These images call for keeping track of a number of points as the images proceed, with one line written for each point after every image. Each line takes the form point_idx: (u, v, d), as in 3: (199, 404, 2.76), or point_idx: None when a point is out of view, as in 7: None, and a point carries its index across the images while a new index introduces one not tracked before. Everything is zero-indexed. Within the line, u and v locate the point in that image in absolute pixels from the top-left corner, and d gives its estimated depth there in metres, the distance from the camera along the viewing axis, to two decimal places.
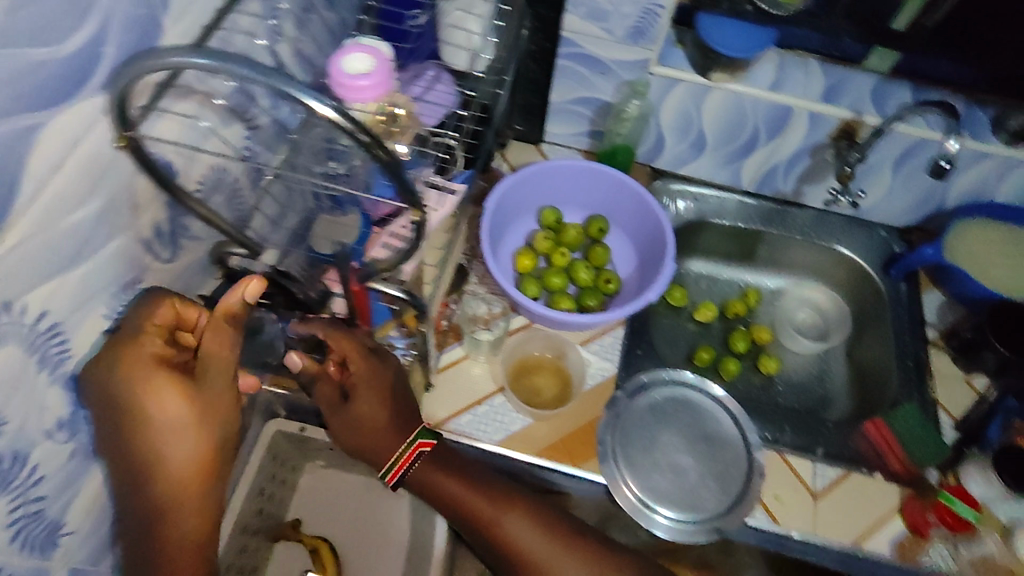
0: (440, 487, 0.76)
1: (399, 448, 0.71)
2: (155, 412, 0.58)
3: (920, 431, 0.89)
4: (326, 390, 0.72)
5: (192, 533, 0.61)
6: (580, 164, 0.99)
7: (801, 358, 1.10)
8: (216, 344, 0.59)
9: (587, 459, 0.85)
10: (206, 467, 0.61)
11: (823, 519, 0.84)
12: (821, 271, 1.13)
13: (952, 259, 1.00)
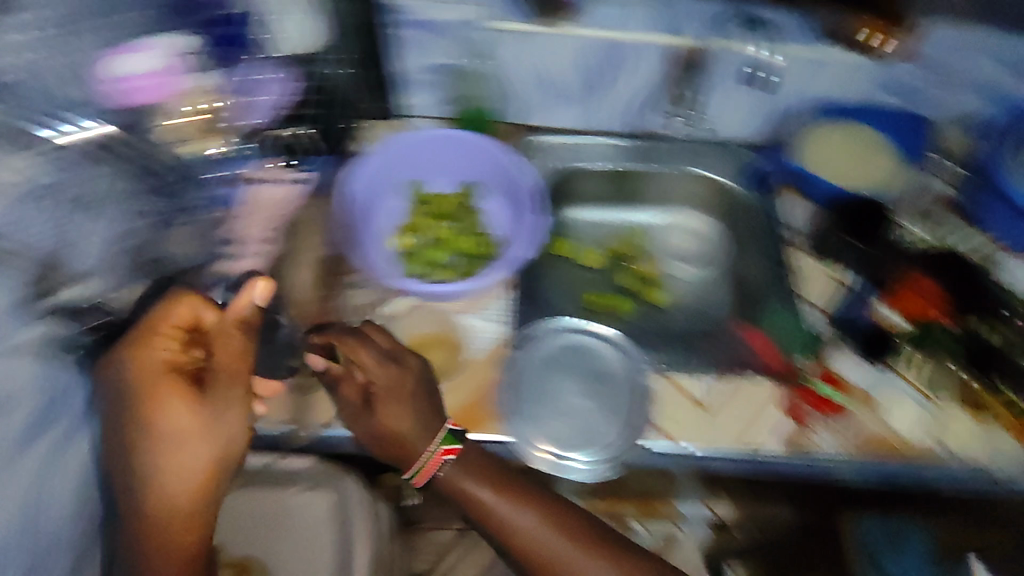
0: (469, 494, 0.80)
1: (426, 447, 0.80)
2: (170, 415, 0.71)
3: (793, 329, 0.98)
4: (349, 392, 0.84)
5: (187, 525, 0.72)
6: (431, 133, 1.00)
7: (690, 287, 1.15)
8: (233, 346, 0.74)
9: (485, 422, 0.87)
10: (207, 470, 0.72)
11: (714, 429, 0.89)
12: (695, 197, 1.17)
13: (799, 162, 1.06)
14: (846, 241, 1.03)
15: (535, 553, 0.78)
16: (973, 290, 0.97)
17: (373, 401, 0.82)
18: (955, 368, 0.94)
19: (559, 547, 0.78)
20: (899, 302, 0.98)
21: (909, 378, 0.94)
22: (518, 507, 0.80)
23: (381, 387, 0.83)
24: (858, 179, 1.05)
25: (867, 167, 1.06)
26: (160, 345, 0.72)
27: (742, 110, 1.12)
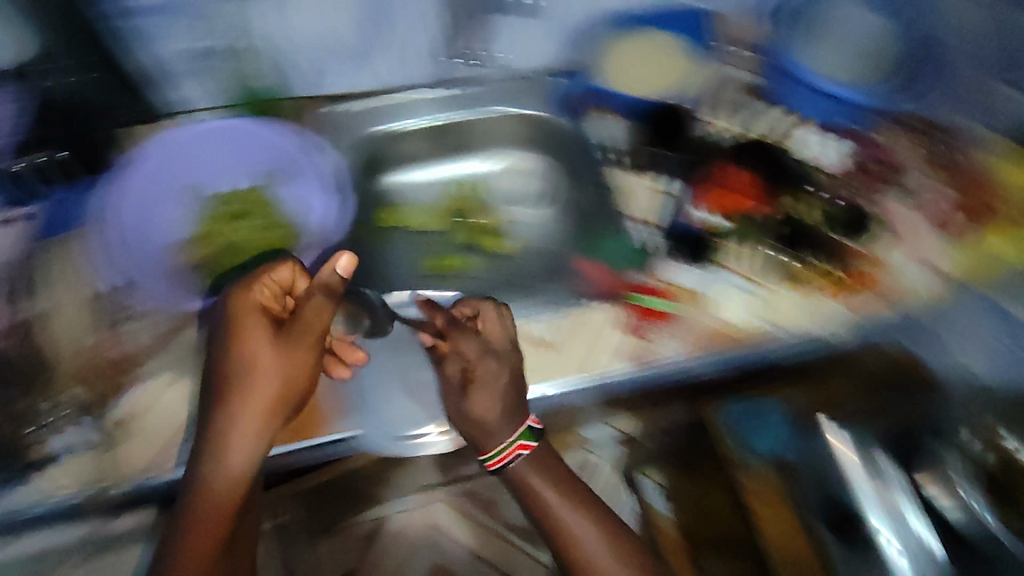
0: (535, 488, 0.83)
1: (502, 441, 0.82)
2: (289, 344, 0.77)
3: (616, 249, 0.98)
4: (453, 370, 0.86)
5: (229, 489, 0.73)
6: (198, 128, 0.97)
7: (529, 228, 1.12)
8: (322, 317, 0.78)
9: (320, 425, 0.82)
10: (252, 435, 0.75)
11: (559, 365, 0.90)
12: (513, 135, 1.13)
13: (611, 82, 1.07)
14: (654, 147, 1.06)
15: (578, 558, 0.81)
16: (782, 172, 1.00)
17: (470, 383, 0.83)
18: (772, 250, 0.97)
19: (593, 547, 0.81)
20: (709, 200, 0.99)
21: (741, 269, 0.96)
22: (580, 517, 0.82)
23: (483, 374, 0.83)
24: (660, 87, 1.07)
25: (666, 74, 1.08)
26: (260, 289, 0.79)
27: (539, 34, 1.12)
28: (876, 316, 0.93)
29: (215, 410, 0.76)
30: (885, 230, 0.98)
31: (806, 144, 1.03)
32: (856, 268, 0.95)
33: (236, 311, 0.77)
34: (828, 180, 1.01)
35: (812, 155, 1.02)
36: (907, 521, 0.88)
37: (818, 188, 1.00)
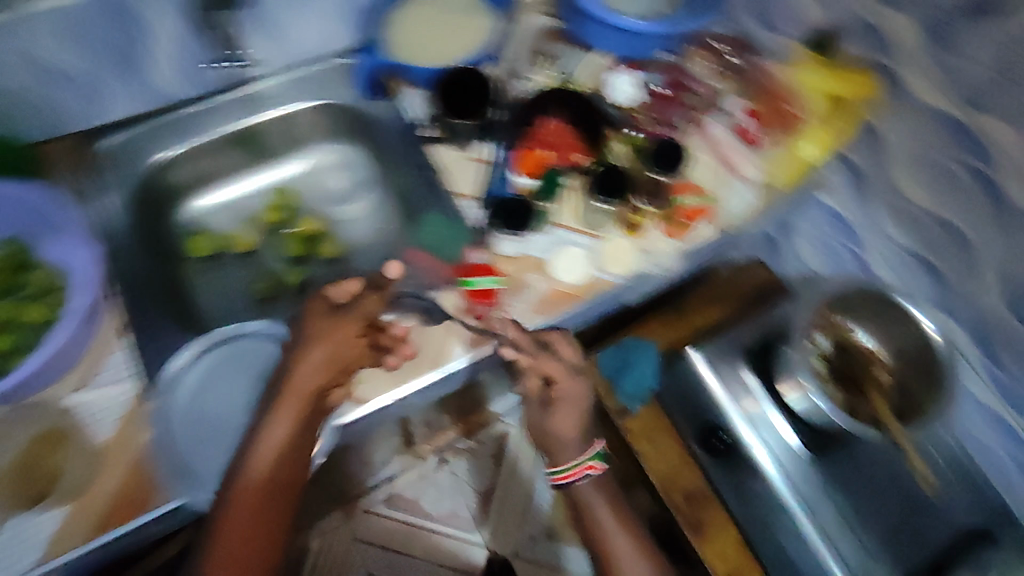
0: (599, 523, 0.86)
1: (573, 459, 0.86)
2: (308, 359, 0.76)
3: (445, 230, 0.92)
4: (534, 386, 0.86)
5: (247, 507, 0.72)
6: None
7: (359, 224, 1.05)
8: (369, 303, 0.81)
9: (142, 503, 0.71)
10: (280, 445, 0.74)
11: (401, 371, 0.81)
12: (317, 129, 1.05)
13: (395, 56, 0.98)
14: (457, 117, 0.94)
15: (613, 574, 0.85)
16: (590, 119, 0.96)
17: (553, 402, 0.85)
18: (595, 199, 0.91)
19: (619, 544, 0.86)
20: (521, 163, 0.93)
21: (568, 224, 0.92)
22: (620, 538, 0.86)
23: (564, 397, 0.85)
24: (459, 50, 1.00)
25: (462, 33, 1.01)
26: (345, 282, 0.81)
27: (324, 23, 0.98)
28: (699, 240, 0.91)
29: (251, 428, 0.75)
30: (698, 154, 0.95)
31: (613, 86, 0.99)
32: (679, 203, 0.91)
33: (319, 304, 0.80)
34: (636, 117, 0.98)
35: (620, 98, 0.99)
36: (770, 423, 0.99)
37: (625, 127, 0.97)
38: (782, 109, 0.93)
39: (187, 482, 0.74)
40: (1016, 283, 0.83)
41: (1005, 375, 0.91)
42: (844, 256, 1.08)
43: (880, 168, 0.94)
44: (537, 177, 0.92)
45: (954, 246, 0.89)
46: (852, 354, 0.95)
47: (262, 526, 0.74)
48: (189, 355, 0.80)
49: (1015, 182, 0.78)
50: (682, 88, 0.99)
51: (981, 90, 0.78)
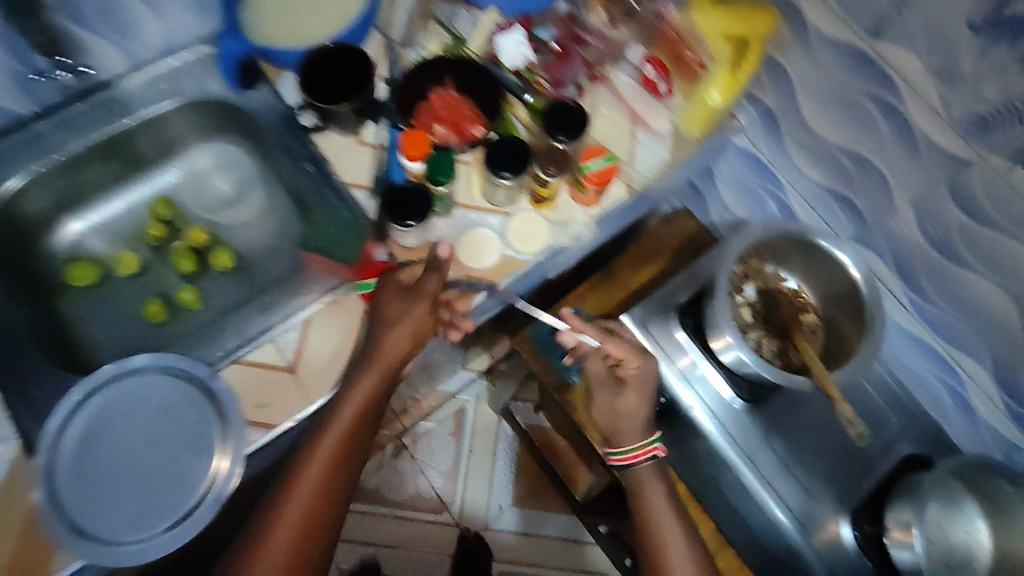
0: (648, 497, 0.90)
1: (633, 441, 0.90)
2: (389, 326, 0.78)
3: (337, 231, 0.86)
4: (600, 368, 0.92)
5: (321, 469, 0.74)
6: None
7: (254, 223, 0.99)
8: (434, 283, 0.79)
9: (48, 560, 0.69)
10: (357, 412, 0.76)
11: (309, 382, 0.78)
12: (190, 131, 0.97)
13: (258, 40, 0.88)
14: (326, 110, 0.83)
15: (652, 543, 0.87)
16: (485, 88, 0.89)
17: (623, 382, 0.91)
18: (498, 175, 0.82)
19: (669, 530, 0.87)
20: (410, 147, 0.83)
21: (473, 201, 0.88)
22: (665, 514, 0.89)
23: (634, 379, 0.90)
24: (337, 22, 0.90)
25: (335, 2, 0.91)
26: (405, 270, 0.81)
27: (174, 14, 0.87)
28: (616, 202, 0.90)
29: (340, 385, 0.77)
30: (609, 112, 0.94)
31: (504, 48, 0.90)
32: (587, 169, 0.86)
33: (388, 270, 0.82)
34: (535, 80, 0.91)
35: (514, 62, 0.90)
36: (705, 377, 0.97)
37: (527, 93, 0.90)
38: (683, 57, 0.87)
39: (106, 545, 0.70)
40: (929, 214, 0.82)
41: (925, 304, 0.90)
42: (765, 198, 1.05)
43: (789, 106, 0.91)
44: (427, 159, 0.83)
45: (869, 181, 0.87)
46: (774, 297, 0.96)
47: (328, 489, 0.75)
48: (64, 408, 0.73)
49: (920, 111, 0.75)
50: (579, 42, 0.92)
51: (880, 17, 0.73)
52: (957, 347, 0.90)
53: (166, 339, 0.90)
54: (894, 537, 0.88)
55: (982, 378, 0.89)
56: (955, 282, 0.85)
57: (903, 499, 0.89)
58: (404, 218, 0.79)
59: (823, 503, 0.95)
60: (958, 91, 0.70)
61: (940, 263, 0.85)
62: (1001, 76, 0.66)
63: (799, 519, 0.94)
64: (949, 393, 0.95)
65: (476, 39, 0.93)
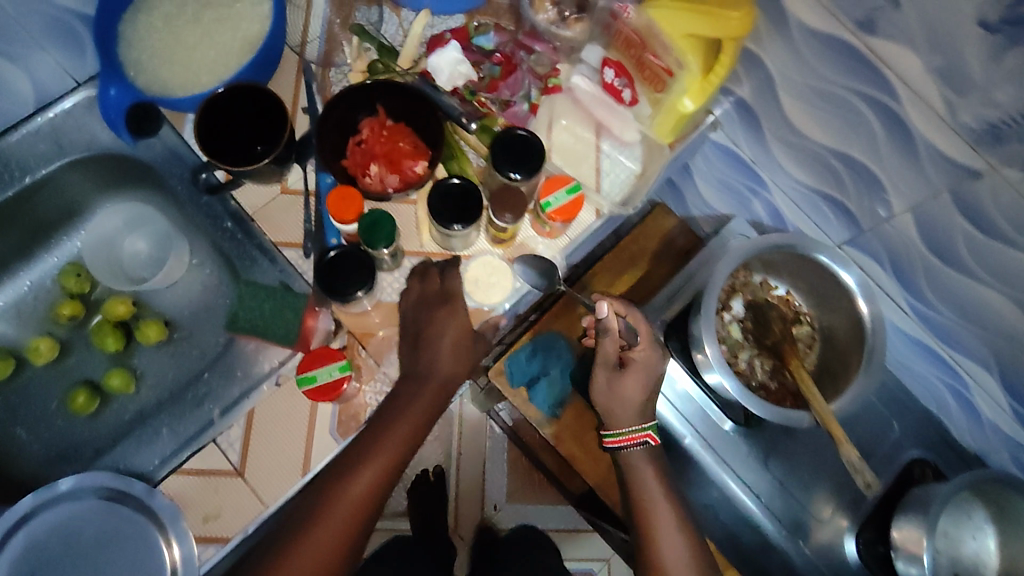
0: (646, 487, 0.81)
1: (628, 425, 0.81)
2: (437, 348, 0.71)
3: (270, 309, 0.76)
4: (610, 350, 0.82)
5: (357, 496, 0.66)
6: None
7: (182, 283, 0.88)
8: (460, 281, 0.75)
9: None
10: (401, 444, 0.69)
11: (262, 483, 0.71)
12: (94, 189, 0.85)
13: (147, 86, 0.74)
14: (232, 169, 0.70)
15: (644, 535, 0.79)
16: (422, 117, 0.77)
17: (625, 365, 0.82)
18: (450, 229, 0.71)
19: (664, 520, 0.79)
20: (341, 211, 0.72)
21: (421, 247, 0.79)
22: (663, 511, 0.80)
23: (636, 362, 0.82)
24: (243, 53, 0.76)
25: (237, 25, 0.76)
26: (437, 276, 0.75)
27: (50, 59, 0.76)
28: (585, 229, 0.81)
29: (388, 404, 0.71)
30: (570, 124, 0.83)
31: (439, 68, 0.78)
32: (549, 206, 0.75)
33: (441, 282, 0.74)
34: (479, 102, 0.79)
35: (454, 82, 0.78)
36: (677, 382, 0.93)
37: (472, 121, 0.77)
38: (648, 62, 0.76)
39: None
40: (930, 225, 0.73)
41: (926, 309, 0.83)
42: (749, 198, 0.97)
43: (769, 102, 0.81)
44: (361, 224, 0.70)
45: (865, 187, 0.77)
46: (766, 311, 0.89)
47: (359, 513, 0.66)
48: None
49: (919, 116, 0.64)
50: (524, 50, 0.82)
51: (870, 10, 0.62)
52: (961, 353, 0.84)
53: (103, 433, 0.83)
54: (902, 552, 0.84)
55: (990, 383, 0.83)
56: (960, 292, 0.77)
57: (912, 512, 0.85)
58: (344, 290, 0.69)
59: (814, 510, 0.92)
60: (966, 97, 0.60)
61: (950, 276, 0.76)
62: (1018, 80, 0.56)
63: (789, 526, 0.92)
64: (953, 394, 0.90)
65: (408, 51, 0.81)
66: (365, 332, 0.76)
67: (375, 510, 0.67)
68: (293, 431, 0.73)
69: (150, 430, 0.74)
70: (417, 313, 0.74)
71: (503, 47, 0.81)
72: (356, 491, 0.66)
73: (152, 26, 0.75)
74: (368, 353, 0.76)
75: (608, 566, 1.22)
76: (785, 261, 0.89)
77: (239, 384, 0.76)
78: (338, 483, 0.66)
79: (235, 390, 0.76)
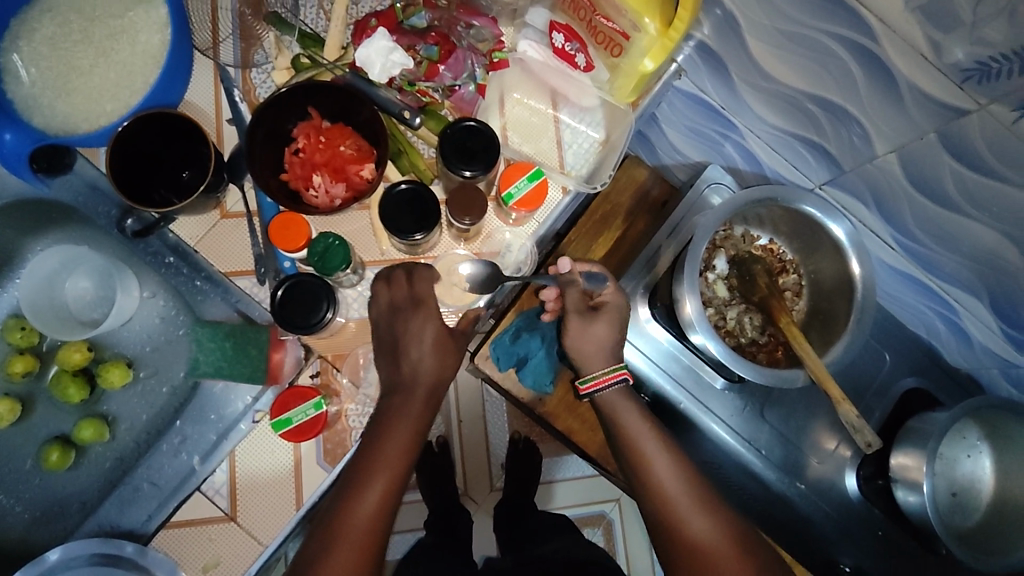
0: (627, 427, 0.75)
1: (600, 368, 0.75)
2: (419, 354, 0.66)
3: (231, 347, 0.71)
4: (578, 298, 0.77)
5: (363, 524, 0.62)
6: None
7: (137, 318, 0.82)
8: (426, 285, 0.69)
9: None
10: (399, 462, 0.65)
11: (257, 521, 0.68)
12: (23, 232, 0.79)
13: (51, 127, 0.69)
14: (161, 211, 0.66)
15: (639, 472, 0.74)
16: (358, 114, 0.69)
17: (598, 307, 0.77)
18: (411, 238, 0.67)
19: (649, 443, 0.75)
20: (284, 241, 0.68)
21: (382, 255, 0.74)
22: (648, 437, 0.75)
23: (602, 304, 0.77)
24: (148, 68, 0.70)
25: (134, 38, 0.70)
26: (402, 288, 0.68)
27: None
28: (553, 209, 0.77)
29: (376, 422, 0.67)
30: (523, 96, 0.78)
31: (370, 60, 0.69)
32: (512, 197, 0.72)
33: (410, 286, 0.69)
34: (420, 92, 0.74)
35: (389, 72, 0.70)
36: (658, 340, 0.89)
37: (415, 115, 0.71)
38: (600, 27, 0.69)
39: None
40: (916, 165, 0.68)
41: (910, 243, 0.79)
42: (720, 142, 0.90)
43: (733, 43, 0.74)
44: (313, 253, 0.67)
45: (839, 126, 0.72)
46: (750, 266, 0.85)
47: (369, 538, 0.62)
48: None
49: (903, 59, 0.59)
50: (461, 24, 0.75)
51: None
52: (945, 280, 0.80)
53: (88, 483, 0.78)
54: (903, 480, 0.82)
55: (979, 311, 0.80)
56: (947, 225, 0.72)
57: (909, 441, 0.83)
58: (309, 321, 0.65)
59: (810, 449, 0.89)
60: (952, 35, 0.55)
61: (935, 212, 0.71)
62: (1009, 14, 0.51)
63: (784, 469, 0.89)
64: (942, 320, 0.86)
65: (333, 38, 0.73)
66: (339, 353, 0.73)
67: (385, 533, 0.64)
68: (278, 470, 0.69)
69: (131, 487, 0.71)
70: (394, 321, 0.68)
71: (437, 23, 0.75)
72: (363, 519, 0.62)
73: (37, 52, 0.69)
74: (343, 375, 0.72)
75: (619, 506, 1.17)
76: (769, 213, 0.85)
77: (215, 428, 0.72)
78: (340, 512, 0.62)
79: (217, 429, 0.72)
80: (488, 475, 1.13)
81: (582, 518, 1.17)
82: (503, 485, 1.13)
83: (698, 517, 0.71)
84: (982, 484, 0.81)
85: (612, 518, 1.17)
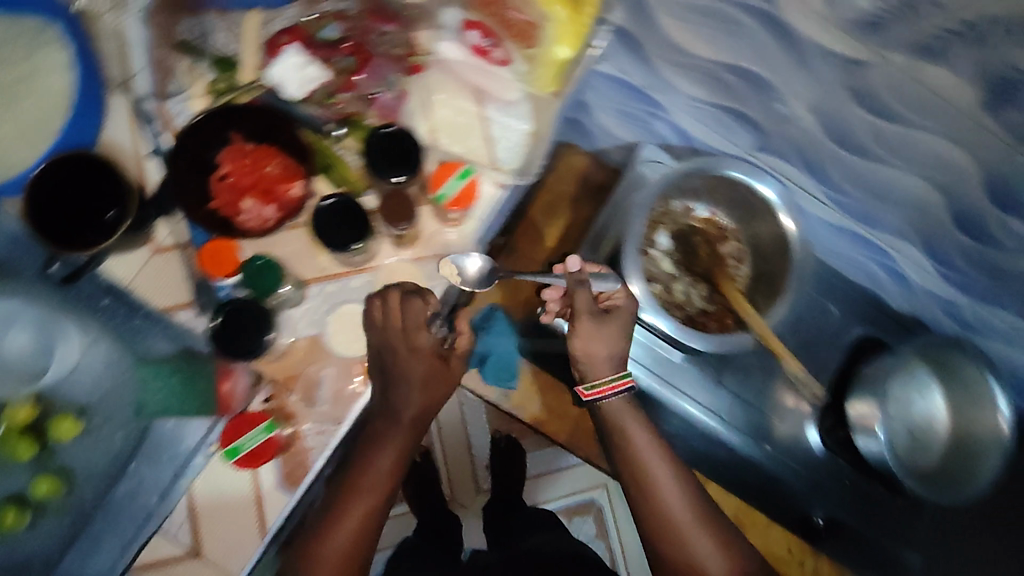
0: (635, 448, 0.79)
1: (607, 372, 0.76)
2: (407, 389, 0.73)
3: (178, 384, 0.69)
4: (587, 303, 0.73)
5: (346, 542, 0.73)
6: None
7: (82, 363, 0.73)
8: (417, 314, 0.70)
9: None
10: (381, 488, 0.75)
11: (220, 552, 0.68)
12: None
13: None
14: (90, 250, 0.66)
15: (645, 491, 0.78)
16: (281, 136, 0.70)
17: (610, 313, 0.74)
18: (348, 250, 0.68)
19: (658, 467, 0.78)
20: (215, 268, 0.70)
21: (323, 271, 0.73)
22: (657, 461, 0.79)
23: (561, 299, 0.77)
24: (53, 113, 0.69)
25: (40, 82, 0.68)
26: (398, 317, 0.70)
27: None
28: (491, 204, 0.76)
29: (364, 449, 0.75)
30: (448, 97, 0.77)
31: (284, 78, 0.69)
32: (444, 198, 0.72)
33: (401, 320, 0.70)
34: (339, 103, 0.73)
35: (307, 87, 0.70)
36: None
37: (339, 125, 0.73)
38: (512, 20, 0.70)
39: None
40: (834, 122, 0.70)
41: (837, 196, 0.82)
42: (650, 121, 0.91)
43: (646, 25, 0.75)
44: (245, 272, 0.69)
45: (756, 93, 0.74)
46: (690, 239, 0.89)
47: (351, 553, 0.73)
48: None
49: (807, 21, 0.60)
50: (374, 32, 0.74)
51: None
52: (880, 230, 0.83)
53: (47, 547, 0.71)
54: (860, 426, 0.85)
55: (912, 254, 0.83)
56: (870, 174, 0.74)
57: (862, 387, 0.86)
58: (252, 346, 0.67)
59: (773, 411, 0.91)
60: None
61: (856, 164, 0.74)
62: None
63: (751, 433, 0.91)
64: (881, 268, 0.89)
65: (247, 61, 0.74)
66: (290, 374, 0.71)
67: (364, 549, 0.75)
68: (236, 501, 0.68)
69: (90, 538, 0.70)
70: (393, 350, 0.71)
71: (351, 33, 0.74)
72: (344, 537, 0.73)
73: None
74: (297, 397, 0.70)
75: (607, 491, 1.16)
76: (704, 185, 0.86)
77: (170, 466, 0.70)
78: (322, 529, 0.74)
79: (172, 468, 0.69)
80: (473, 477, 1.14)
81: (569, 508, 1.16)
82: (490, 486, 1.14)
83: (700, 543, 0.76)
84: (937, 423, 0.82)
85: (602, 503, 1.16)
